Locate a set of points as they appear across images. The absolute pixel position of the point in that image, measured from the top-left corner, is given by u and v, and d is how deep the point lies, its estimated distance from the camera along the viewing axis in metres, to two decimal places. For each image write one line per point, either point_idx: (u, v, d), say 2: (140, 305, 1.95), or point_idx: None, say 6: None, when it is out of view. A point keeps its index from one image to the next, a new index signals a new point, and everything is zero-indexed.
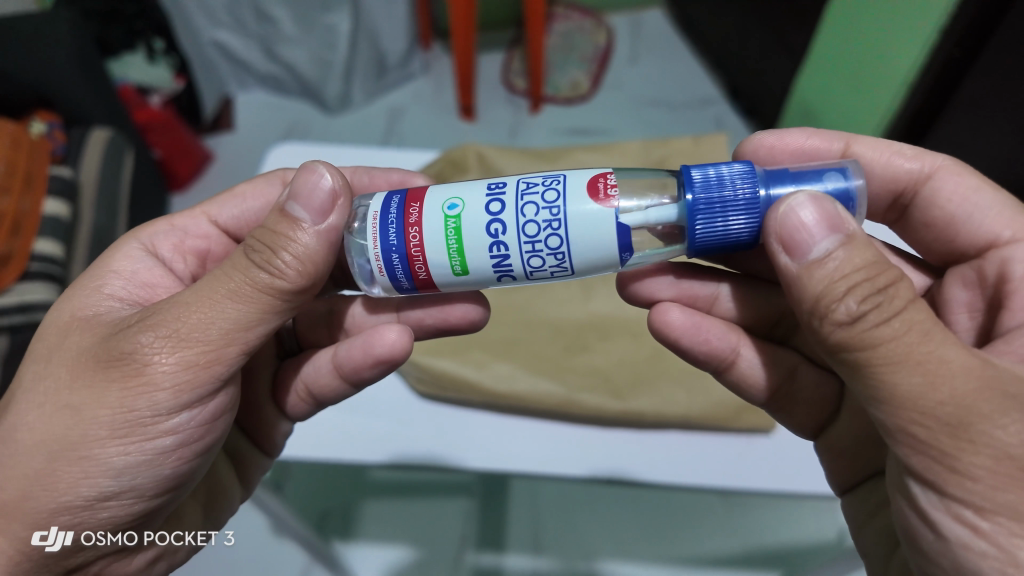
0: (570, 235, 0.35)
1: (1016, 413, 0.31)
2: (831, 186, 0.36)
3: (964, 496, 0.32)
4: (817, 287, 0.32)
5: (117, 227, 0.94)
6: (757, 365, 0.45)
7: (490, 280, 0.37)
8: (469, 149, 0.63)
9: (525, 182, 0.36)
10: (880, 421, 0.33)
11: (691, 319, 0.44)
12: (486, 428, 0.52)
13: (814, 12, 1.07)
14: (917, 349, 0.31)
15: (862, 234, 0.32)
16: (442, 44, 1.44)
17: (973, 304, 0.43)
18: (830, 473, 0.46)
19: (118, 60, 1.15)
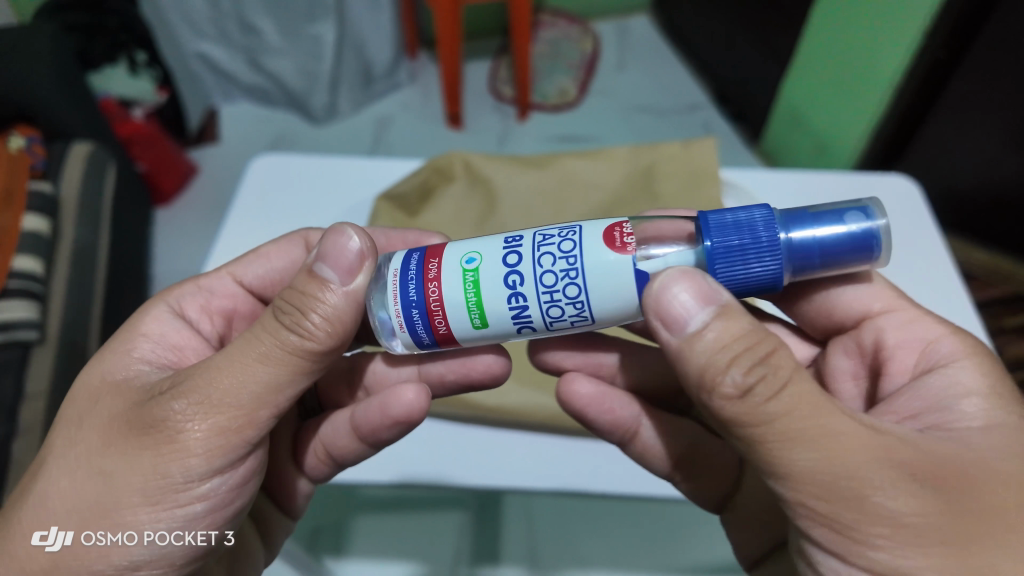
0: (588, 282, 0.34)
1: (903, 482, 0.31)
2: (853, 228, 0.35)
3: (868, 564, 0.32)
4: (699, 361, 0.32)
5: (101, 241, 0.92)
6: (656, 442, 0.46)
7: (509, 332, 0.36)
8: (455, 156, 0.63)
9: (542, 234, 0.35)
10: (779, 494, 0.33)
11: (598, 389, 0.45)
12: (477, 446, 0.50)
13: (800, 18, 1.08)
14: (808, 423, 0.31)
15: (734, 304, 0.33)
16: (429, 54, 1.45)
17: (858, 372, 0.44)
18: (737, 546, 0.46)
19: (100, 73, 1.12)
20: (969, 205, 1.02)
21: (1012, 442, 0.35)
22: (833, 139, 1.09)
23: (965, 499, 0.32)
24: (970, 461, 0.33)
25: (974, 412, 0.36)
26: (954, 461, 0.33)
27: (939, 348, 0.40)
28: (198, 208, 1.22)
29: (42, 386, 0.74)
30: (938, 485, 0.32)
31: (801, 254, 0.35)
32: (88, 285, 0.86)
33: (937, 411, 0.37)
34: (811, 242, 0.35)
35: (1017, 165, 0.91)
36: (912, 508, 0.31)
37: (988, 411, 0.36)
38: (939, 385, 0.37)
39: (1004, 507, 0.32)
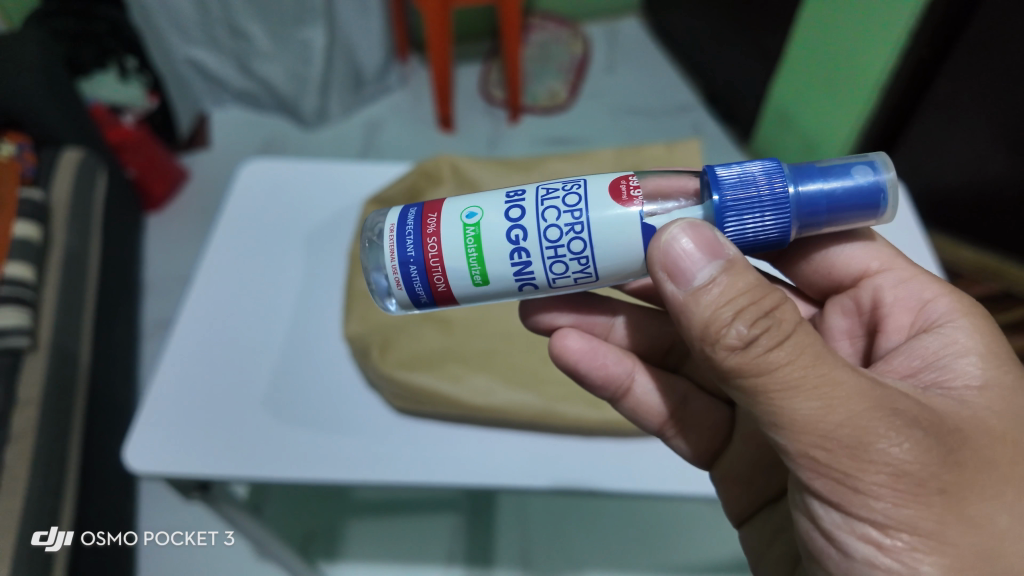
0: (594, 236, 0.34)
1: (907, 430, 0.31)
2: (861, 181, 0.35)
3: (869, 515, 0.32)
4: (704, 314, 0.32)
5: (91, 248, 0.92)
6: (653, 390, 0.47)
7: (511, 290, 0.36)
8: (442, 160, 0.63)
9: (545, 188, 0.35)
10: (780, 444, 0.33)
11: (588, 343, 0.46)
12: (466, 444, 0.51)
13: (788, 15, 1.08)
14: (811, 372, 0.31)
15: (741, 258, 0.32)
16: (419, 57, 1.46)
17: (853, 331, 0.45)
18: (728, 503, 0.45)
19: (89, 79, 1.16)
20: (954, 203, 1.04)
21: (1005, 403, 0.35)
22: (822, 135, 1.09)
23: (962, 451, 0.32)
24: (965, 418, 0.34)
25: (971, 370, 0.36)
26: (953, 420, 0.33)
27: (935, 307, 0.40)
28: (189, 214, 1.21)
29: (32, 391, 0.72)
30: (940, 438, 0.32)
31: (809, 209, 0.35)
32: (77, 290, 0.86)
33: (935, 368, 0.37)
34: (819, 196, 0.35)
35: (1003, 163, 0.91)
36: (914, 457, 0.31)
37: (983, 371, 0.36)
38: (935, 344, 0.38)
39: (995, 460, 0.33)
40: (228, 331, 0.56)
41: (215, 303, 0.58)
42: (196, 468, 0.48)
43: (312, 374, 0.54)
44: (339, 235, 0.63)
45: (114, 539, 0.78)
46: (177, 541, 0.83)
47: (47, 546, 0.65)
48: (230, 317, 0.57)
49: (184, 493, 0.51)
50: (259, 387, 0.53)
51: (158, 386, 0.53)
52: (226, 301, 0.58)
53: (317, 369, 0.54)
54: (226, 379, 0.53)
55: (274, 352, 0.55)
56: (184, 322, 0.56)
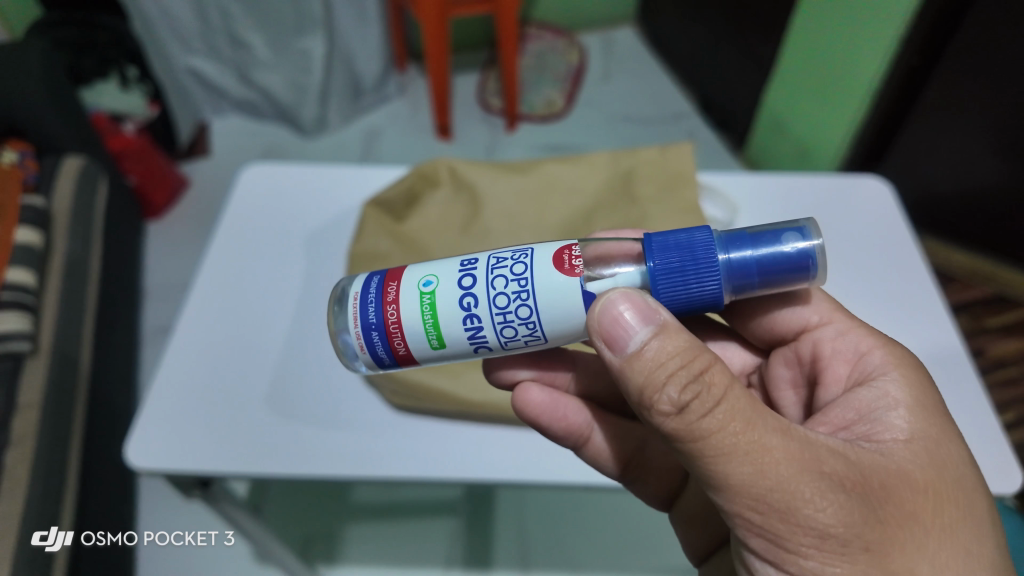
0: (540, 304, 0.34)
1: (833, 494, 0.32)
2: (791, 248, 0.35)
3: (801, 571, 0.33)
4: (639, 378, 0.33)
5: (92, 255, 0.93)
6: (607, 444, 0.48)
7: (467, 352, 0.36)
8: (440, 163, 0.63)
9: (495, 257, 0.36)
10: (719, 504, 0.34)
11: (549, 395, 0.46)
12: (467, 444, 0.51)
13: (779, 26, 1.10)
14: (744, 438, 0.32)
15: (674, 321, 0.33)
16: (417, 67, 1.48)
17: (797, 380, 0.46)
18: (687, 544, 0.46)
19: (90, 89, 1.15)
20: (943, 207, 1.05)
21: (929, 456, 0.36)
22: (816, 141, 1.10)
23: (885, 509, 0.33)
24: (889, 472, 0.34)
25: (900, 424, 0.37)
26: (879, 475, 0.34)
27: (870, 360, 0.40)
28: (189, 222, 1.22)
29: (33, 395, 0.73)
30: (863, 498, 0.33)
31: (740, 273, 0.35)
32: (78, 297, 0.86)
33: (867, 422, 0.38)
34: (749, 261, 0.35)
35: (995, 167, 0.94)
36: (838, 520, 0.32)
37: (911, 424, 0.37)
38: (870, 396, 0.38)
39: (918, 515, 0.34)
40: (218, 340, 0.56)
41: (213, 307, 0.58)
42: (192, 464, 0.49)
43: (305, 378, 0.54)
44: (339, 238, 0.63)
45: (115, 539, 0.78)
46: (178, 540, 0.84)
47: (46, 546, 0.65)
48: (226, 319, 0.58)
49: (184, 491, 0.52)
50: (260, 387, 0.53)
51: (159, 385, 0.53)
52: (224, 304, 0.59)
53: (318, 369, 0.55)
54: (225, 379, 0.54)
55: (274, 354, 0.55)
56: (186, 323, 0.57)
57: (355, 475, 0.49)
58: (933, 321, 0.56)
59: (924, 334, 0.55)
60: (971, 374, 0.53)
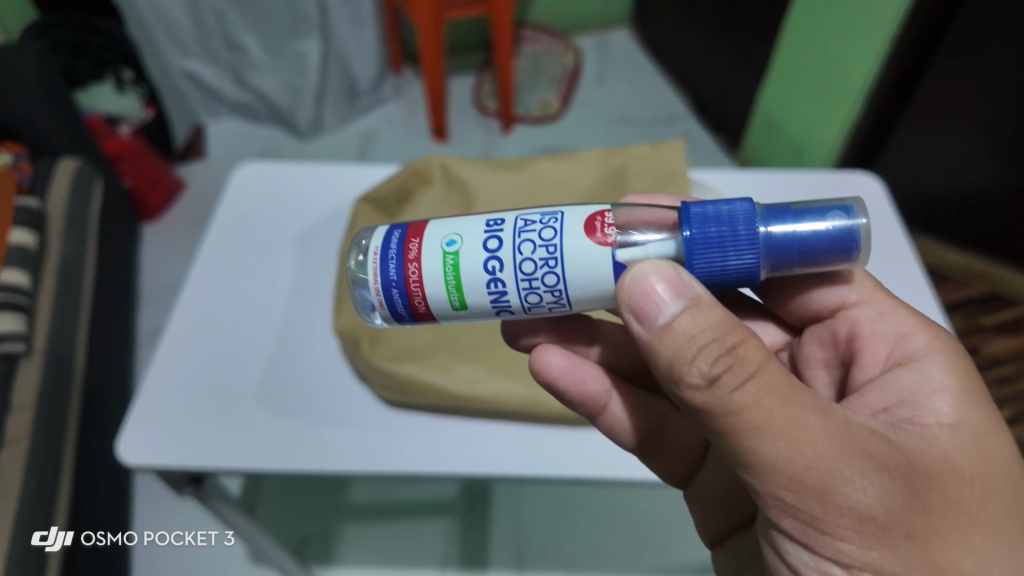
0: (567, 273, 0.34)
1: (873, 474, 0.32)
2: (835, 226, 0.35)
3: (835, 555, 0.33)
4: (668, 352, 0.32)
5: (86, 256, 0.93)
6: (626, 414, 0.47)
7: (488, 314, 0.37)
8: (432, 161, 0.64)
9: (523, 219, 0.36)
10: (751, 483, 0.34)
11: (567, 359, 0.46)
12: (458, 436, 0.51)
13: (773, 27, 1.11)
14: (779, 414, 0.32)
15: (706, 294, 0.33)
16: (413, 69, 1.48)
17: (829, 360, 0.46)
18: (703, 524, 0.46)
19: (86, 90, 1.15)
20: (938, 207, 1.06)
21: (974, 442, 0.37)
22: (809, 140, 1.11)
23: (929, 495, 0.34)
24: (936, 457, 0.35)
25: (945, 409, 0.37)
26: (923, 461, 0.34)
27: (911, 342, 0.41)
28: (184, 223, 1.22)
29: (28, 396, 0.73)
30: (906, 481, 0.33)
31: (780, 250, 0.35)
32: (73, 297, 0.86)
33: (909, 405, 0.38)
34: (790, 239, 0.35)
35: (988, 168, 0.95)
36: (878, 502, 0.32)
37: (957, 409, 0.37)
38: (910, 379, 0.39)
39: (959, 501, 0.35)
40: (211, 335, 0.56)
41: (208, 303, 0.58)
42: (184, 460, 0.49)
43: (301, 372, 0.54)
44: (331, 233, 0.64)
45: (115, 539, 0.78)
46: (176, 541, 0.84)
47: (45, 546, 0.65)
48: (218, 316, 0.58)
49: (176, 488, 0.51)
50: (253, 380, 0.53)
51: (150, 383, 0.53)
52: (219, 298, 0.59)
53: (310, 363, 0.55)
54: (218, 375, 0.54)
55: (265, 350, 0.55)
56: (175, 321, 0.57)
57: (348, 470, 0.49)
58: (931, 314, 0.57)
59: None
60: None
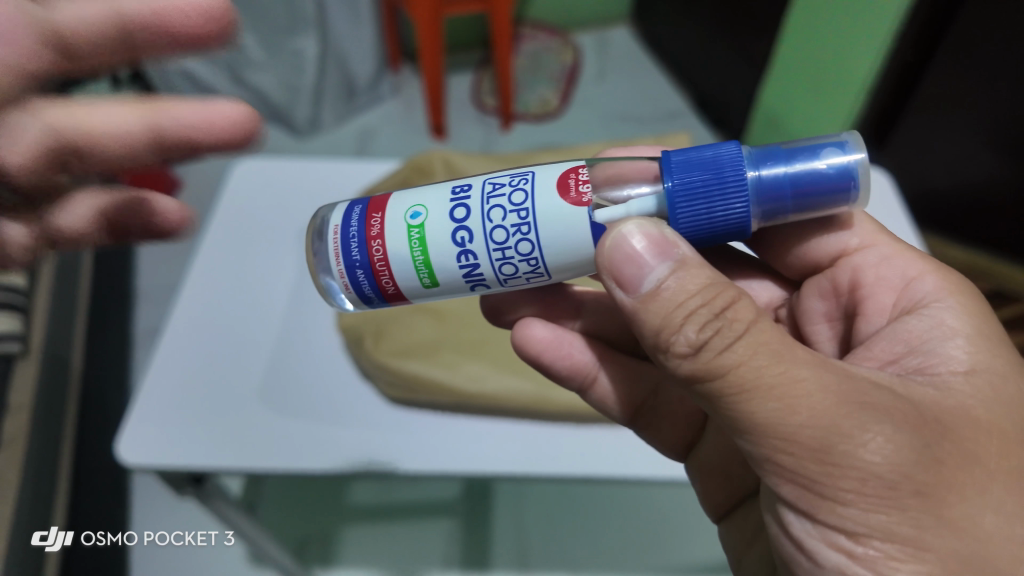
0: (542, 238, 0.34)
1: (876, 425, 0.31)
2: (830, 163, 0.34)
3: (841, 524, 0.32)
4: (656, 319, 0.33)
5: (82, 253, 0.92)
6: (612, 387, 0.48)
7: (462, 289, 0.37)
8: (434, 154, 0.63)
9: (491, 184, 0.35)
10: (749, 451, 0.33)
11: (552, 333, 0.48)
12: (460, 433, 0.51)
13: (772, 22, 1.10)
14: (769, 371, 0.31)
15: (692, 257, 0.33)
16: (411, 66, 1.47)
17: (832, 313, 0.45)
18: (705, 497, 0.46)
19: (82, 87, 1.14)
20: (943, 203, 1.05)
21: (990, 387, 0.36)
22: (809, 136, 1.10)
23: (941, 449, 0.33)
24: (947, 409, 0.34)
25: (959, 355, 0.37)
26: (933, 409, 0.34)
27: (920, 286, 0.41)
28: None
29: (24, 395, 0.72)
30: (915, 434, 0.32)
31: (771, 194, 0.35)
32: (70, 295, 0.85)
33: (920, 353, 0.38)
34: (782, 180, 0.35)
35: (991, 161, 0.93)
36: (889, 460, 0.31)
37: (971, 355, 0.37)
38: (921, 326, 0.39)
39: (980, 452, 0.34)
40: (209, 333, 0.55)
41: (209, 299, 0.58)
42: (184, 459, 0.48)
43: (307, 366, 0.54)
44: None
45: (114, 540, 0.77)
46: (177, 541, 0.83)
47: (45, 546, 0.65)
48: (217, 312, 0.57)
49: (176, 488, 0.51)
50: (255, 376, 0.53)
51: (152, 379, 0.52)
52: (218, 293, 0.58)
53: (314, 357, 0.55)
54: (218, 373, 0.53)
55: (265, 348, 0.55)
56: (176, 319, 0.56)
57: (351, 469, 0.48)
58: None
59: None
60: None
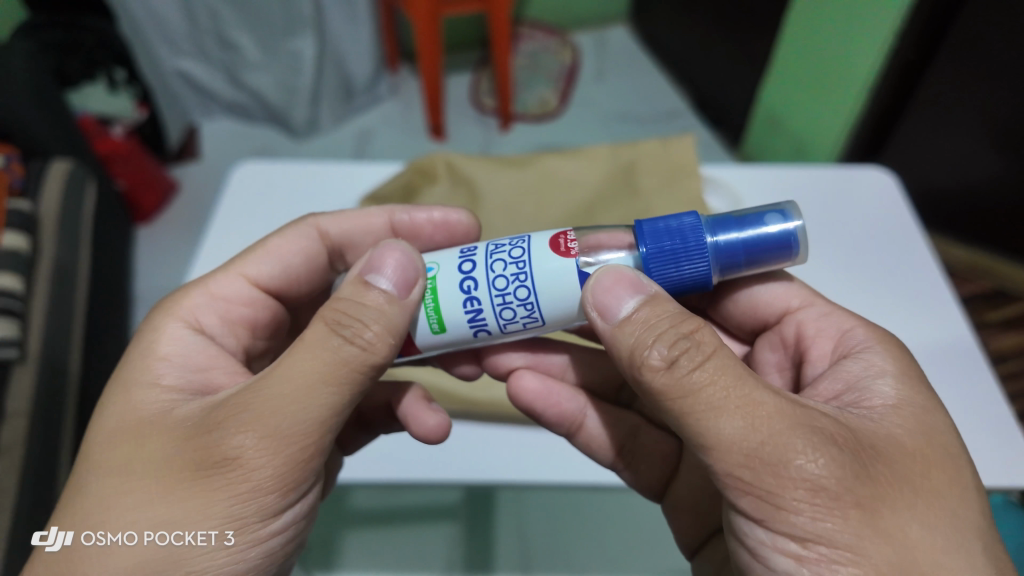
0: (537, 284, 0.37)
1: (823, 447, 0.32)
2: (773, 228, 0.38)
3: (790, 529, 0.31)
4: (629, 340, 0.35)
5: (81, 259, 0.91)
6: (601, 432, 0.47)
7: (467, 337, 0.39)
8: (437, 157, 0.62)
9: (494, 243, 0.39)
10: (708, 466, 0.33)
11: (542, 382, 0.47)
12: (466, 442, 0.50)
13: (772, 23, 1.10)
14: (734, 394, 0.33)
15: (661, 294, 0.36)
16: (409, 67, 1.47)
17: (783, 363, 0.47)
18: (678, 532, 0.45)
19: (79, 90, 1.12)
20: (946, 201, 1.05)
21: (917, 423, 0.36)
22: (812, 136, 1.09)
23: (876, 467, 0.32)
24: (879, 434, 0.34)
25: (887, 391, 0.37)
26: (866, 438, 0.34)
27: (854, 336, 0.42)
28: (179, 225, 1.21)
29: (21, 404, 0.71)
30: (855, 455, 0.32)
31: (727, 255, 0.38)
32: (67, 302, 0.84)
33: (855, 391, 0.38)
34: (736, 243, 0.38)
35: (990, 162, 0.94)
36: (830, 474, 0.31)
37: (898, 392, 0.37)
38: (856, 368, 0.39)
39: (908, 473, 0.33)
40: None
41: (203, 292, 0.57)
42: None
43: None
44: None
45: None
46: None
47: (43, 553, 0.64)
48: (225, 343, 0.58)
49: None
50: None
51: None
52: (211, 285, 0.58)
53: None
54: None
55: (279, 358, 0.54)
56: None
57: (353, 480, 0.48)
58: (941, 313, 0.55)
59: (934, 325, 0.55)
60: (979, 360, 0.52)
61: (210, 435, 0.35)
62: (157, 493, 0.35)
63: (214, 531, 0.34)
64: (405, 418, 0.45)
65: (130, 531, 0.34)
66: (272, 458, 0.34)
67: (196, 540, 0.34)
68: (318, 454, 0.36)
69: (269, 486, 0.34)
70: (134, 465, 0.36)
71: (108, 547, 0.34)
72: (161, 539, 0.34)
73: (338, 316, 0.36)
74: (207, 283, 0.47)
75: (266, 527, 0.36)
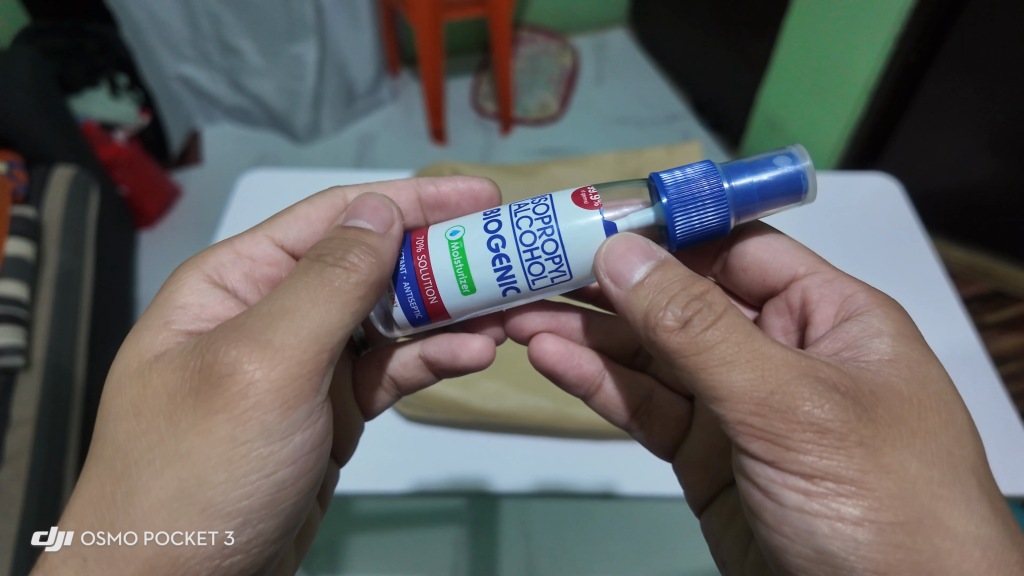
0: (564, 238, 0.37)
1: (827, 393, 0.33)
2: (785, 168, 0.38)
3: (800, 469, 0.32)
4: (643, 304, 0.35)
5: (85, 265, 0.91)
6: (617, 393, 0.48)
7: (496, 296, 0.39)
8: (444, 164, 0.63)
9: (518, 204, 0.39)
10: (718, 417, 0.34)
11: (563, 345, 0.47)
12: (475, 451, 0.51)
13: (772, 27, 1.10)
14: (744, 348, 0.33)
15: (672, 259, 0.37)
16: (409, 71, 1.47)
17: (789, 327, 0.47)
18: (688, 488, 0.46)
19: (80, 97, 1.12)
20: (945, 205, 1.05)
21: (913, 372, 0.36)
22: (812, 141, 1.10)
23: (877, 410, 0.33)
24: (877, 382, 0.35)
25: (884, 348, 0.38)
26: (868, 383, 0.35)
27: (855, 301, 0.42)
28: (181, 230, 1.21)
29: (27, 410, 0.71)
30: (856, 397, 0.33)
31: (744, 200, 0.38)
32: (72, 308, 0.84)
33: (853, 348, 0.38)
34: (751, 187, 0.38)
35: (989, 165, 0.95)
36: (836, 416, 0.32)
37: (895, 347, 0.38)
38: (856, 329, 0.39)
39: (907, 417, 0.34)
40: None
41: None
42: None
43: None
44: None
45: None
46: None
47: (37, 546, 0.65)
48: None
49: None
50: None
51: None
52: None
53: None
54: None
55: None
56: None
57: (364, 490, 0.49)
58: (946, 322, 0.55)
59: (941, 330, 0.55)
60: (984, 365, 0.53)
61: (207, 357, 0.36)
62: (167, 422, 0.35)
63: (214, 531, 0.35)
64: (447, 355, 0.46)
65: (143, 468, 0.35)
66: (270, 374, 0.35)
67: (196, 540, 0.35)
68: (316, 374, 0.36)
69: (269, 403, 0.35)
70: (139, 403, 0.37)
71: (108, 547, 0.35)
72: (161, 539, 0.34)
73: (320, 249, 0.38)
74: (232, 243, 0.46)
75: (277, 449, 0.36)
